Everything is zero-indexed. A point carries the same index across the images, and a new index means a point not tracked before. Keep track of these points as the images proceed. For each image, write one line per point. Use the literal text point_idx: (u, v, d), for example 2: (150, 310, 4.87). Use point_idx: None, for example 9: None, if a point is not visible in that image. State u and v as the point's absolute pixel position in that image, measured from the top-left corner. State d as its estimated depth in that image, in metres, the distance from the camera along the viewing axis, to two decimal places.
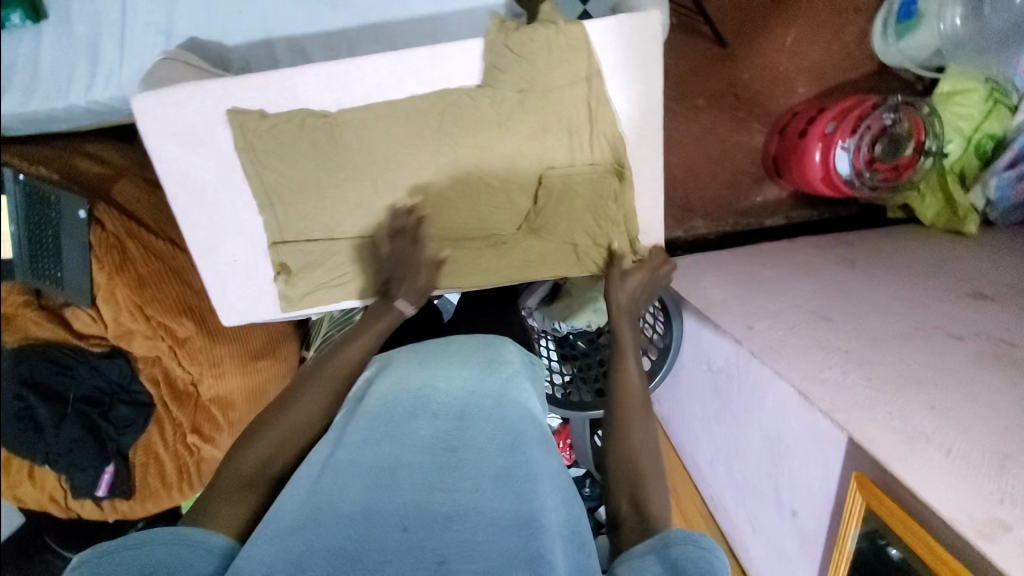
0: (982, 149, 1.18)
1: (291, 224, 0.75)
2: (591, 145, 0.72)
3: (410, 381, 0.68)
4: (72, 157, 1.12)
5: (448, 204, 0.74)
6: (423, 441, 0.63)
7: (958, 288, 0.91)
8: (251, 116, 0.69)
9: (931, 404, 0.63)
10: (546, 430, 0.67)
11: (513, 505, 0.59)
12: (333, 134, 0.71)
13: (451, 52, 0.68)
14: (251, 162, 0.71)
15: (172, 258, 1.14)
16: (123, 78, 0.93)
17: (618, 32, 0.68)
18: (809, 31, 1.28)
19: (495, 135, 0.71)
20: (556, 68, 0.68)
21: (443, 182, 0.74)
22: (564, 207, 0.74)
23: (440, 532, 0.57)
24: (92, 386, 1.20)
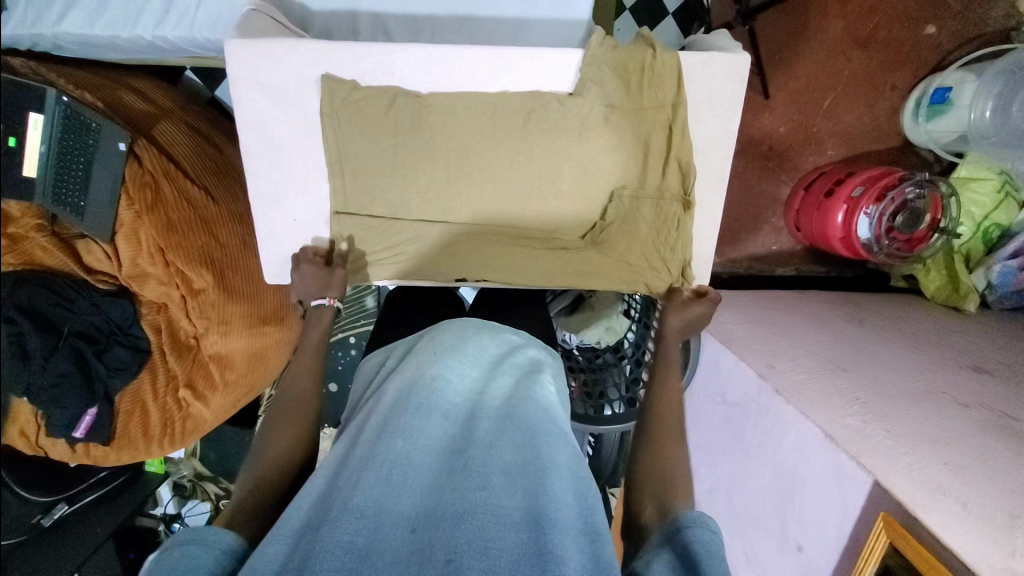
0: (988, 236, 1.27)
1: (357, 196, 0.76)
2: (664, 170, 0.75)
3: (423, 378, 0.68)
4: (118, 88, 1.09)
5: (517, 203, 0.76)
6: (433, 440, 0.62)
7: (960, 359, 0.97)
8: (343, 84, 0.70)
9: (945, 461, 0.66)
10: (556, 428, 0.65)
11: (521, 501, 0.55)
12: (417, 116, 0.72)
13: (548, 58, 0.71)
14: (334, 129, 0.72)
15: (203, 207, 1.10)
16: (196, 19, 0.91)
17: (708, 68, 0.72)
18: (847, 97, 1.35)
19: (575, 143, 0.73)
20: (647, 90, 0.71)
21: (516, 180, 0.75)
22: (628, 226, 0.77)
23: (449, 529, 0.52)
24: (89, 322, 1.15)
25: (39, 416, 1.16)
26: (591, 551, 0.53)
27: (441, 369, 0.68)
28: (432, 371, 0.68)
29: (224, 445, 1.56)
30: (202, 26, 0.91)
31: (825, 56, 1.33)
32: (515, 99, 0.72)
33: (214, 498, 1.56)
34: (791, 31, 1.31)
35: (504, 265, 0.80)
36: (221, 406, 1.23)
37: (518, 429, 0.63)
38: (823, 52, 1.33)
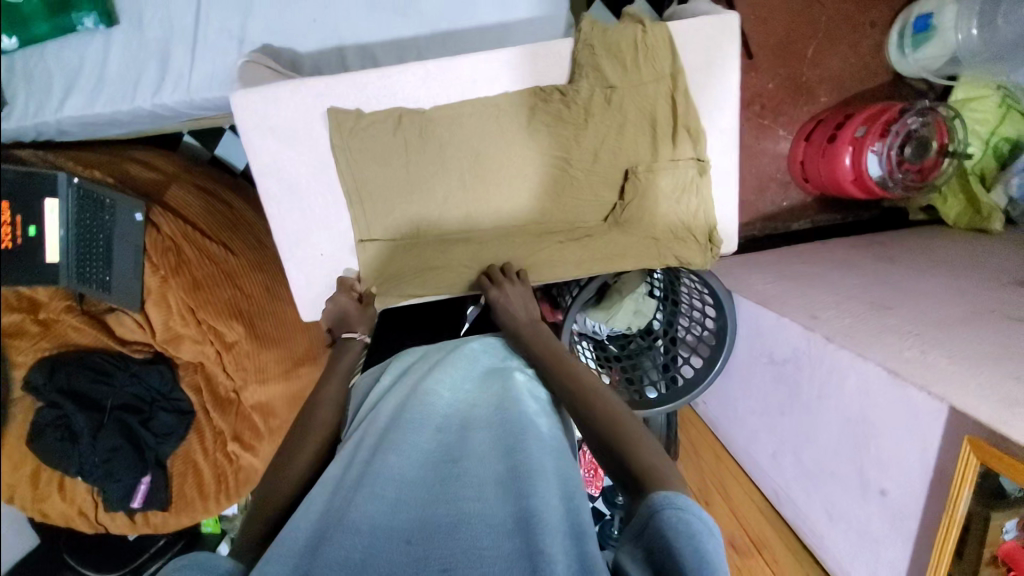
0: (999, 151, 1.26)
1: (379, 220, 0.77)
2: (673, 140, 0.75)
3: (416, 398, 0.70)
4: (124, 163, 1.12)
5: (533, 198, 0.78)
6: (426, 454, 0.64)
7: (1000, 277, 0.96)
8: (349, 115, 0.71)
9: (1017, 375, 0.65)
10: (545, 431, 0.66)
11: (515, 505, 0.57)
12: (422, 131, 0.73)
13: (542, 52, 0.72)
14: (351, 158, 0.73)
15: (223, 261, 1.12)
16: (191, 79, 0.93)
17: (697, 33, 0.72)
18: (830, 42, 1.35)
19: (578, 131, 0.74)
20: (643, 65, 0.72)
21: (524, 175, 0.77)
22: (649, 202, 0.77)
23: (443, 540, 0.54)
24: (130, 393, 1.16)
25: (95, 493, 1.18)
26: (578, 546, 0.53)
27: (432, 389, 0.71)
28: (424, 391, 0.71)
29: None
30: (198, 88, 0.93)
31: (800, 7, 1.33)
32: (512, 97, 0.73)
33: None
34: None
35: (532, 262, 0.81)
36: (269, 454, 1.22)
37: (508, 434, 0.64)
38: (798, 3, 1.33)
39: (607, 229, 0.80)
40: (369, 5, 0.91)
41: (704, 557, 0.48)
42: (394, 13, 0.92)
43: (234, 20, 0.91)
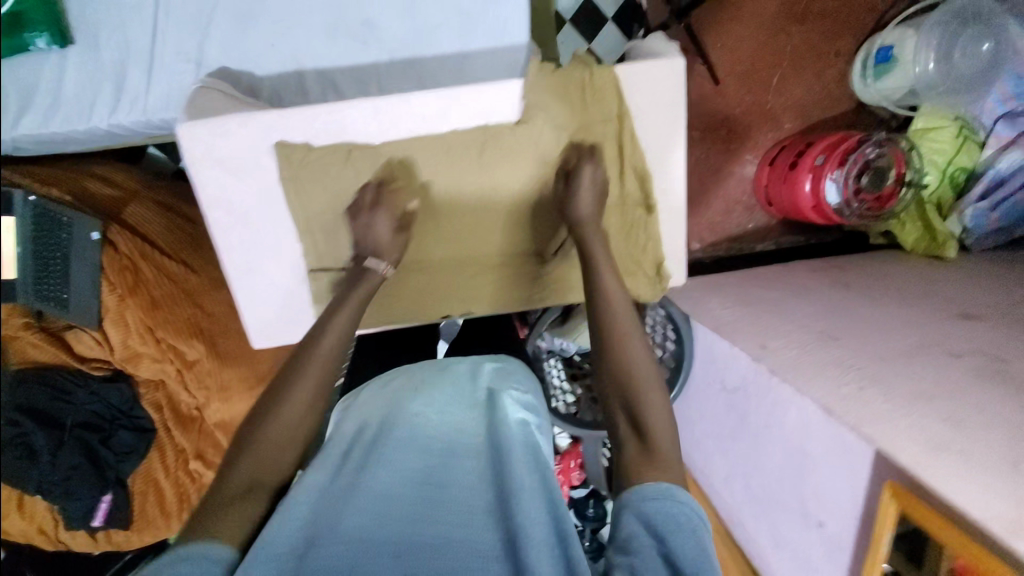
0: (956, 180, 1.29)
1: (329, 252, 0.78)
2: (623, 178, 0.77)
3: (404, 415, 0.72)
4: (81, 179, 1.11)
5: (486, 231, 0.79)
6: (411, 471, 0.65)
7: (947, 308, 0.98)
8: (297, 148, 0.72)
9: (945, 416, 0.66)
10: (531, 451, 0.70)
11: (502, 527, 0.60)
12: (374, 166, 0.74)
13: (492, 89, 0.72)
14: (301, 191, 0.74)
15: (183, 279, 1.12)
16: (148, 102, 0.94)
17: (646, 74, 0.74)
18: (795, 69, 1.37)
19: (528, 169, 0.76)
20: (590, 107, 0.74)
21: (476, 208, 0.78)
22: (597, 238, 0.80)
23: (431, 556, 0.56)
24: (90, 411, 1.13)
25: (55, 512, 1.16)
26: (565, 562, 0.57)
27: (419, 408, 0.73)
28: (413, 409, 0.73)
29: None
30: (155, 109, 0.93)
31: (766, 35, 1.36)
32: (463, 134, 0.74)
33: None
34: (727, 17, 1.35)
35: (484, 293, 0.84)
36: None
37: (496, 456, 0.67)
38: (764, 31, 1.35)
39: (556, 262, 0.82)
40: (329, 33, 0.93)
41: (700, 556, 0.52)
42: (355, 42, 0.93)
43: (192, 43, 0.92)
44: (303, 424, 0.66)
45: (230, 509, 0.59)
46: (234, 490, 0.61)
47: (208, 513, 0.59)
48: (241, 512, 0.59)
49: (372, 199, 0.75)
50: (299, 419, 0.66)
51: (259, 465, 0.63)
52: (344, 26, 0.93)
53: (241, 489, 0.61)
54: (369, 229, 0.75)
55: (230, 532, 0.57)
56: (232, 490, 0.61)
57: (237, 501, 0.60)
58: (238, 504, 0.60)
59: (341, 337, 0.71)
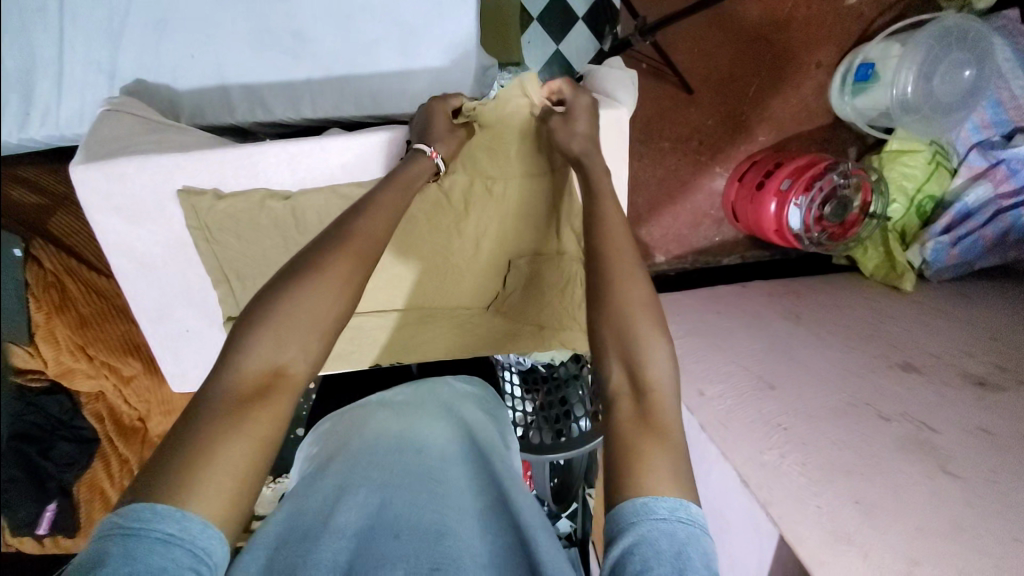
0: (923, 208, 1.26)
1: (247, 301, 0.73)
2: (558, 232, 0.74)
3: (392, 419, 0.74)
4: (0, 183, 1.04)
5: (418, 280, 0.76)
6: (410, 467, 0.65)
7: (889, 355, 0.97)
8: (205, 196, 0.66)
9: (858, 499, 0.68)
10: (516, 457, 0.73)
11: (498, 517, 0.61)
12: (289, 215, 0.69)
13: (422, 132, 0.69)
14: (210, 241, 0.69)
15: (114, 295, 1.08)
16: (61, 115, 0.86)
17: None
18: (774, 80, 1.31)
19: (462, 218, 0.73)
20: (523, 159, 0.71)
21: (407, 256, 0.74)
22: (531, 291, 0.77)
23: (433, 541, 0.55)
24: (29, 423, 1.11)
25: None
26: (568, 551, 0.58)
27: (407, 414, 0.75)
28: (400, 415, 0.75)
29: None
30: (68, 121, 0.86)
31: (746, 42, 1.28)
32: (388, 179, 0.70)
33: None
34: (707, 20, 1.26)
35: (416, 345, 0.80)
36: None
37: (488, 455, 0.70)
38: (742, 38, 1.28)
39: (489, 315, 0.79)
40: (254, 43, 0.84)
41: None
42: (283, 53, 0.85)
43: (102, 50, 0.83)
44: (331, 307, 0.55)
45: (249, 414, 0.50)
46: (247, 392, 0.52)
47: (204, 427, 0.49)
48: (260, 421, 0.51)
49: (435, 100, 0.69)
50: (329, 305, 0.55)
51: (274, 358, 0.53)
52: (271, 35, 0.84)
53: (257, 388, 0.52)
54: (426, 120, 0.67)
55: (241, 459, 0.48)
56: (244, 392, 0.52)
57: (255, 402, 0.51)
58: (253, 408, 0.51)
59: (378, 218, 0.61)
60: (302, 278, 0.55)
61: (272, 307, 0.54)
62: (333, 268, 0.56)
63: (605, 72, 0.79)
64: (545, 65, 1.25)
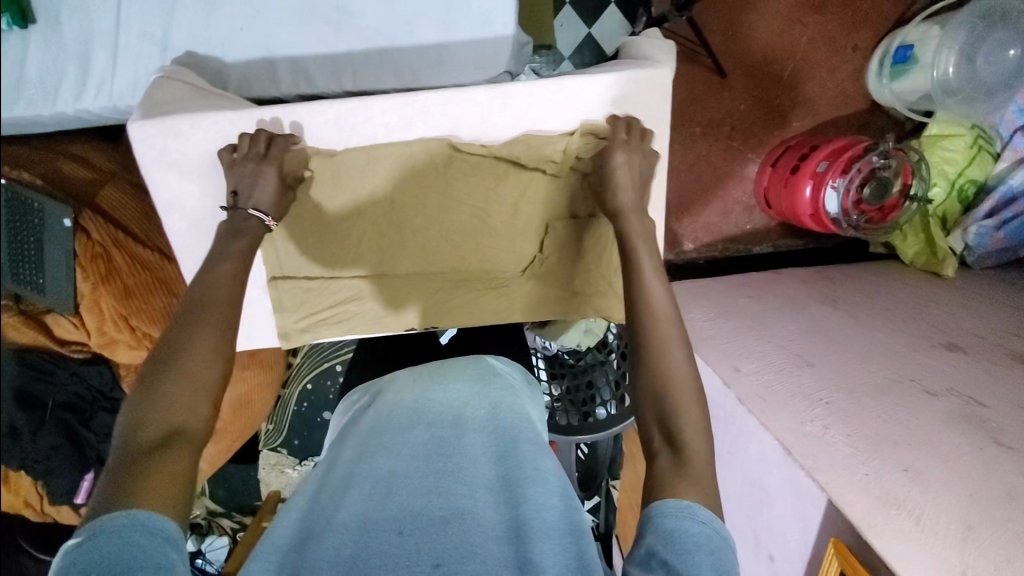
0: (964, 193, 1.23)
1: (290, 259, 0.76)
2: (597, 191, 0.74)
3: (406, 397, 0.75)
4: (52, 158, 1.08)
5: (451, 242, 0.76)
6: (415, 449, 0.67)
7: (932, 336, 0.94)
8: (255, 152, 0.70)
9: (906, 467, 0.65)
10: (535, 436, 0.72)
11: (506, 510, 0.63)
12: (367, 163, 0.72)
13: (467, 113, 0.70)
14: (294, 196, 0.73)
15: (160, 267, 1.11)
16: (115, 88, 0.90)
17: (624, 83, 0.69)
18: (809, 66, 1.30)
19: (497, 180, 0.73)
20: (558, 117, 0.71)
21: (439, 220, 0.75)
22: (569, 254, 0.77)
23: (436, 535, 0.59)
24: (71, 392, 1.16)
25: (39, 486, 1.19)
26: (576, 546, 0.60)
27: (421, 394, 0.75)
28: (413, 395, 0.75)
29: (230, 481, 1.64)
30: (122, 94, 0.90)
31: (778, 26, 1.28)
32: (442, 152, 0.72)
33: (230, 532, 1.63)
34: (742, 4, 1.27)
35: (451, 309, 0.80)
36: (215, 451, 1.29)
37: (502, 441, 0.70)
38: (778, 21, 1.28)
39: (525, 280, 0.79)
40: (300, 16, 0.86)
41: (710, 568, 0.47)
42: (327, 27, 0.87)
43: (156, 25, 0.87)
44: (212, 371, 0.59)
45: (154, 467, 0.51)
46: (146, 446, 0.53)
47: (118, 480, 0.50)
48: (168, 469, 0.52)
49: (262, 152, 0.67)
50: (208, 371, 0.58)
51: (166, 418, 0.55)
52: (316, 8, 0.86)
53: (154, 445, 0.53)
54: (255, 178, 0.67)
55: (165, 496, 0.50)
56: (141, 449, 0.53)
57: (153, 456, 0.52)
58: (157, 460, 0.52)
59: (223, 283, 0.63)
60: (173, 350, 0.58)
61: (157, 378, 0.56)
62: (203, 335, 0.59)
63: (648, 41, 0.80)
64: (577, 49, 1.26)
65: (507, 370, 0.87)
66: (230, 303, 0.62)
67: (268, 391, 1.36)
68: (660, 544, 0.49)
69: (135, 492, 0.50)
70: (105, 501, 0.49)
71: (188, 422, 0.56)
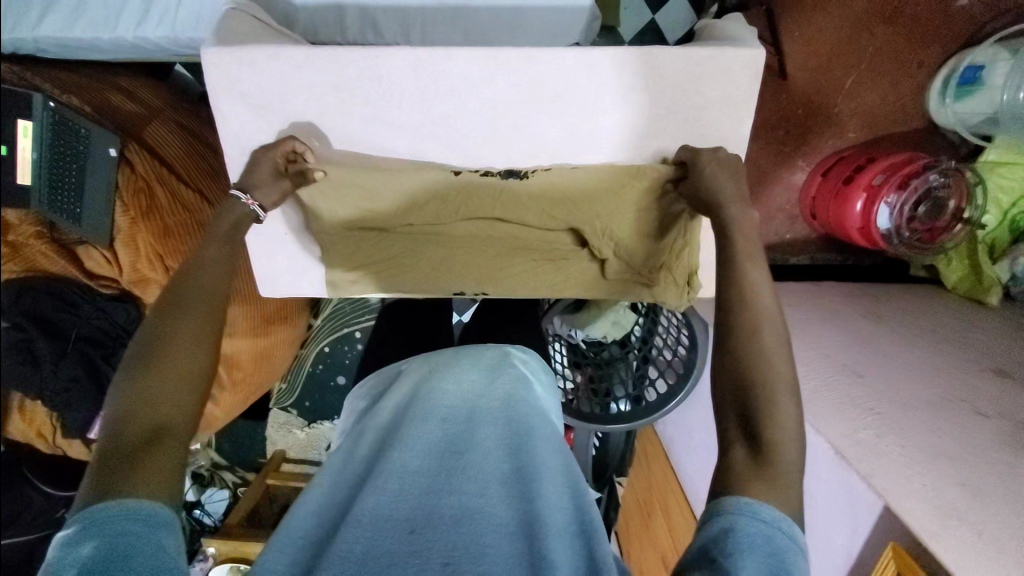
0: (1016, 224, 1.19)
1: (348, 206, 0.78)
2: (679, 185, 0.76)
3: (420, 389, 0.70)
4: (104, 89, 1.06)
5: (506, 214, 0.79)
6: (427, 446, 0.63)
7: (980, 360, 0.92)
8: (335, 84, 0.73)
9: (962, 482, 0.65)
10: (551, 429, 0.67)
11: (518, 507, 0.59)
12: (449, 113, 0.75)
13: (553, 79, 0.73)
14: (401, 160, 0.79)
15: (200, 210, 1.07)
16: (178, 18, 0.88)
17: (706, 62, 0.72)
18: (872, 77, 1.27)
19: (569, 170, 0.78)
20: (637, 92, 0.74)
21: (496, 194, 0.79)
22: (631, 235, 0.80)
23: (446, 535, 0.57)
24: (96, 326, 1.11)
25: (53, 418, 1.17)
26: (587, 546, 0.57)
27: (435, 383, 0.69)
28: (428, 386, 0.70)
29: (238, 437, 1.64)
30: (184, 25, 0.88)
31: (845, 31, 1.25)
32: (504, 111, 0.75)
33: (232, 486, 1.64)
34: (811, 5, 1.24)
35: (505, 277, 0.84)
36: (234, 403, 1.27)
37: (517, 434, 0.65)
38: (845, 26, 1.25)
39: (581, 257, 0.83)
40: None
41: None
42: None
43: None
44: (197, 362, 0.58)
45: (143, 462, 0.51)
46: (132, 442, 0.52)
47: (109, 476, 0.50)
48: (159, 461, 0.52)
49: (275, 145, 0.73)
50: (191, 361, 0.58)
51: (151, 413, 0.54)
52: None
53: (140, 442, 0.53)
54: (251, 168, 0.72)
55: (152, 489, 0.50)
56: (129, 444, 0.52)
57: (142, 452, 0.52)
58: (147, 455, 0.52)
59: (210, 266, 0.64)
60: (159, 346, 0.57)
61: (140, 376, 0.56)
62: (185, 326, 0.59)
63: (729, 24, 0.80)
64: (638, 35, 1.24)
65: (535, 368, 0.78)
66: (218, 293, 0.63)
67: (288, 351, 1.35)
68: (778, 566, 0.47)
69: (126, 479, 0.50)
70: (103, 485, 0.50)
71: (173, 415, 0.55)
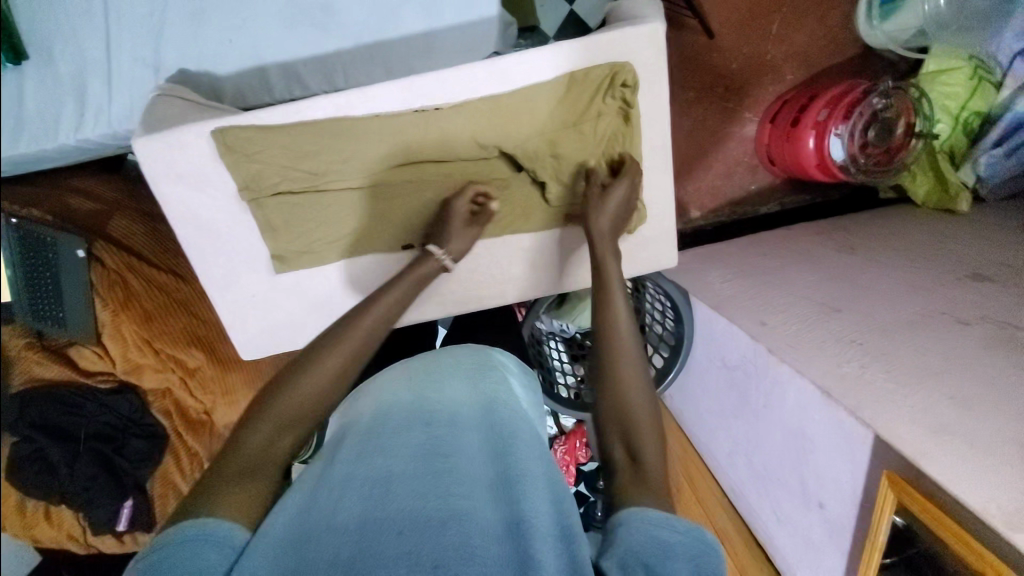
0: (970, 127, 1.19)
1: (280, 174, 0.78)
2: (606, 94, 0.76)
3: (402, 397, 0.69)
4: (63, 195, 1.12)
5: (442, 149, 0.79)
6: (412, 450, 0.61)
7: (957, 268, 0.92)
8: (248, 142, 0.75)
9: (951, 395, 0.66)
10: (535, 441, 0.67)
11: (504, 511, 0.57)
12: (378, 142, 0.78)
13: (466, 88, 0.76)
14: (341, 143, 0.78)
15: (175, 289, 1.13)
16: (113, 113, 0.91)
17: (596, 49, 0.75)
18: (796, 16, 1.29)
19: (498, 97, 0.76)
20: (546, 87, 0.76)
21: (429, 139, 0.78)
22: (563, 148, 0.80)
23: (434, 535, 0.53)
24: (101, 422, 1.10)
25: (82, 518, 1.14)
26: (569, 548, 0.55)
27: (416, 394, 0.69)
28: (409, 396, 0.69)
29: None
30: (119, 118, 0.91)
31: None
32: (425, 128, 0.77)
33: None
34: None
35: None
36: None
37: (500, 438, 0.65)
38: None
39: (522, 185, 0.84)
40: (286, 21, 0.87)
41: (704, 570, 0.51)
42: (314, 28, 0.87)
43: (148, 47, 0.88)
44: (324, 399, 0.64)
45: (245, 485, 0.57)
46: (246, 464, 0.59)
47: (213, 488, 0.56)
48: (252, 491, 0.57)
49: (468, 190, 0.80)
50: (323, 393, 0.64)
51: (267, 445, 0.60)
52: (301, 11, 0.87)
53: (249, 466, 0.59)
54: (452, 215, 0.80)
55: (246, 500, 0.56)
56: (236, 467, 0.58)
57: (246, 474, 0.58)
58: (246, 479, 0.57)
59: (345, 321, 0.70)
60: (292, 381, 0.63)
61: (276, 399, 0.62)
62: (324, 366, 0.65)
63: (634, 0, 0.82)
64: (561, 26, 1.26)
65: (513, 368, 0.80)
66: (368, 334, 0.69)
67: None
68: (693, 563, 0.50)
69: (227, 502, 0.55)
70: (206, 501, 0.55)
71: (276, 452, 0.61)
